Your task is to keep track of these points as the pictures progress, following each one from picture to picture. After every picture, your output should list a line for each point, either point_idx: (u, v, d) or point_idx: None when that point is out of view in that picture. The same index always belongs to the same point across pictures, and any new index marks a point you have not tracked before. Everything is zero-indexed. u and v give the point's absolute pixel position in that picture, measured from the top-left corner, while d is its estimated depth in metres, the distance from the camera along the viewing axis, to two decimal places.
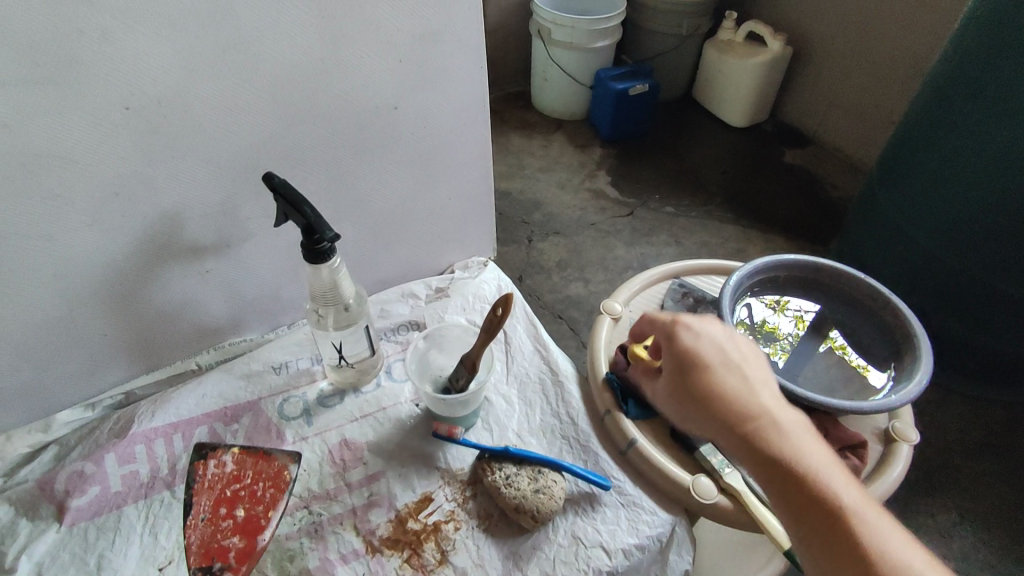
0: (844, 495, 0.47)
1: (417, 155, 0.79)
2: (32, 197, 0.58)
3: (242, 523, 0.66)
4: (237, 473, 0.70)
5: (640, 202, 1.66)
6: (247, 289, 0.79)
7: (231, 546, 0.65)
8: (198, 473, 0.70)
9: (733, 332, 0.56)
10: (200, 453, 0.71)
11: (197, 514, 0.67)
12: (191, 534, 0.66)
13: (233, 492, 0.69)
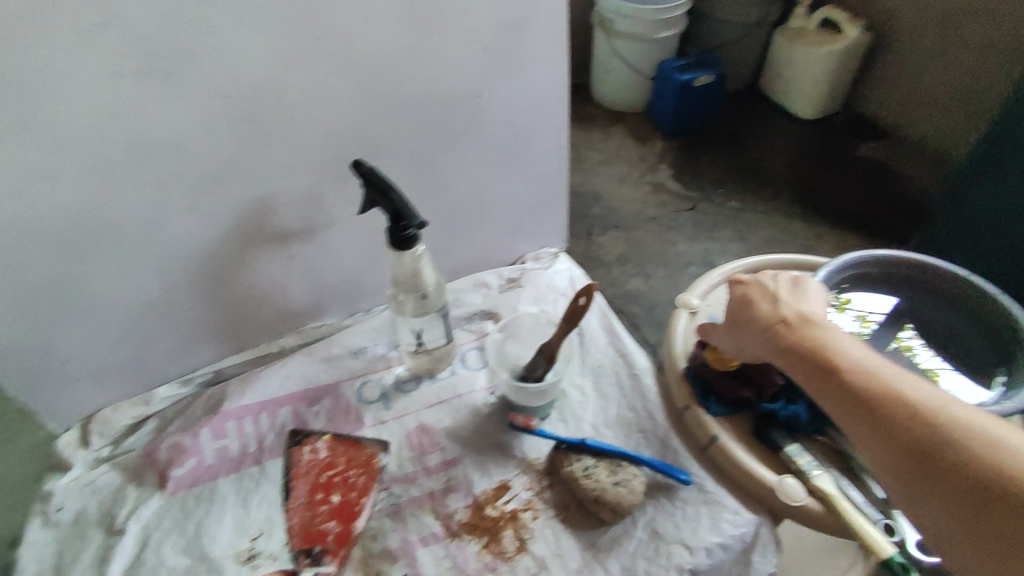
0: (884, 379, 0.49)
1: (496, 145, 0.79)
2: (140, 183, 0.61)
3: (338, 508, 0.69)
4: (330, 460, 0.73)
5: (702, 196, 1.61)
6: (328, 274, 0.81)
7: (329, 530, 0.68)
8: (294, 459, 0.73)
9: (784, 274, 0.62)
10: (295, 439, 0.74)
11: (296, 499, 0.70)
12: (293, 517, 0.69)
13: (328, 478, 0.71)
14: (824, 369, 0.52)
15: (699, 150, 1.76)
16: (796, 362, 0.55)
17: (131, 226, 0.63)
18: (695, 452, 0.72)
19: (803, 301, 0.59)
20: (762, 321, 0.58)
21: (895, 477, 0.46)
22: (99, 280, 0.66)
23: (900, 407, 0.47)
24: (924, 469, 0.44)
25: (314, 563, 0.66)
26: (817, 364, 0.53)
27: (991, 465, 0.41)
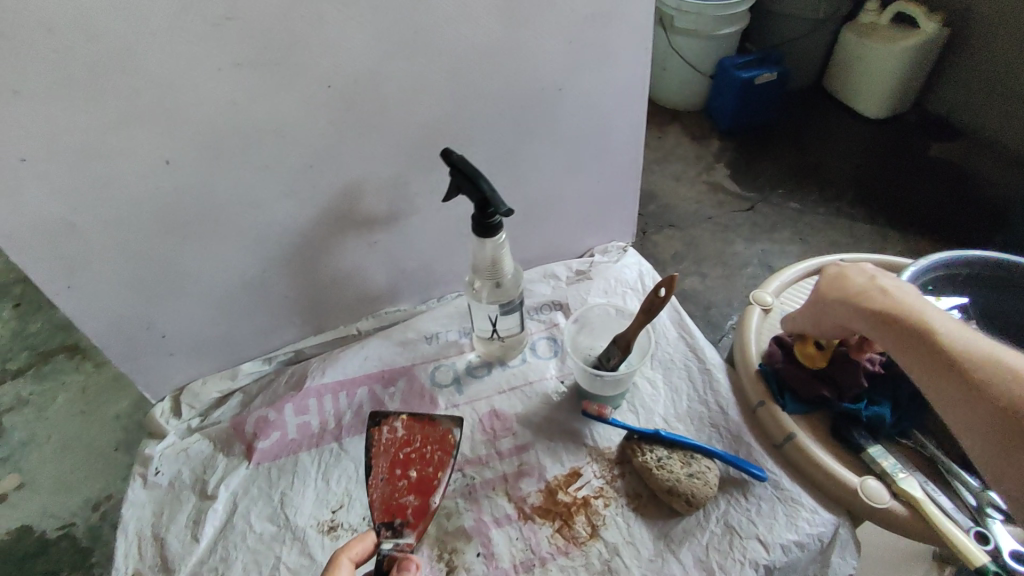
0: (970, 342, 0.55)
1: (574, 137, 0.80)
2: (244, 168, 0.65)
3: (416, 483, 0.65)
4: (408, 437, 0.69)
5: (761, 197, 1.57)
6: (407, 259, 0.83)
7: (409, 504, 0.64)
8: (373, 438, 0.68)
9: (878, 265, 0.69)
10: (373, 418, 0.70)
11: (375, 473, 0.66)
12: (373, 492, 0.65)
13: (406, 455, 0.67)
14: (907, 331, 0.58)
15: (758, 149, 1.72)
16: (884, 327, 0.61)
17: (233, 208, 0.67)
18: (769, 449, 0.71)
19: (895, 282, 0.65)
20: (854, 295, 0.65)
21: (981, 427, 0.52)
22: (199, 259, 0.70)
23: (983, 365, 0.53)
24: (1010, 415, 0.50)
25: (394, 535, 0.61)
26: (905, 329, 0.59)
27: None
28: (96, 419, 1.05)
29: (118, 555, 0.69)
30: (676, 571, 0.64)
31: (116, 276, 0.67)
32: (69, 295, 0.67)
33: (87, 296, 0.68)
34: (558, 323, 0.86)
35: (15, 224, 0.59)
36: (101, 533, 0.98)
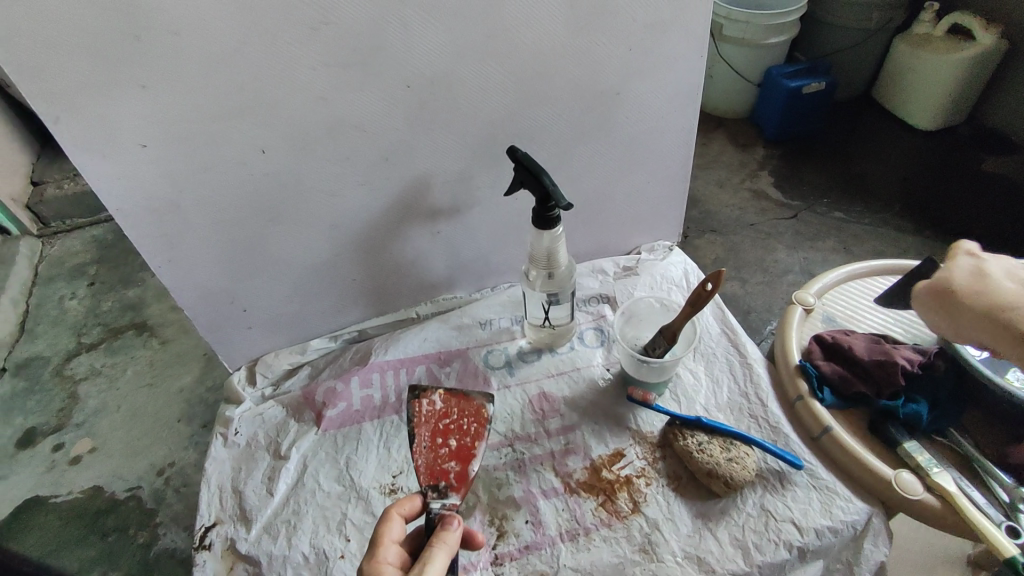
0: None
1: (627, 139, 0.85)
2: (329, 159, 0.72)
3: (457, 450, 0.67)
4: (447, 409, 0.70)
5: (804, 205, 1.59)
6: (467, 250, 0.89)
7: (451, 470, 0.65)
8: (414, 410, 0.69)
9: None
10: (412, 391, 0.71)
11: (418, 442, 0.67)
12: (416, 459, 0.66)
13: (446, 425, 0.69)
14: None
15: (802, 158, 1.73)
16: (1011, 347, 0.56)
17: (316, 194, 0.74)
18: (807, 441, 0.74)
19: None
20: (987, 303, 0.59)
21: None
22: (283, 241, 0.78)
23: None
24: None
25: (440, 497, 0.63)
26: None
27: None
28: (159, 391, 1.29)
29: (202, 504, 0.76)
30: (713, 547, 0.68)
31: (209, 252, 0.75)
32: (169, 268, 0.74)
33: (183, 269, 0.75)
34: (605, 315, 0.91)
35: (131, 201, 0.67)
36: (163, 496, 1.12)
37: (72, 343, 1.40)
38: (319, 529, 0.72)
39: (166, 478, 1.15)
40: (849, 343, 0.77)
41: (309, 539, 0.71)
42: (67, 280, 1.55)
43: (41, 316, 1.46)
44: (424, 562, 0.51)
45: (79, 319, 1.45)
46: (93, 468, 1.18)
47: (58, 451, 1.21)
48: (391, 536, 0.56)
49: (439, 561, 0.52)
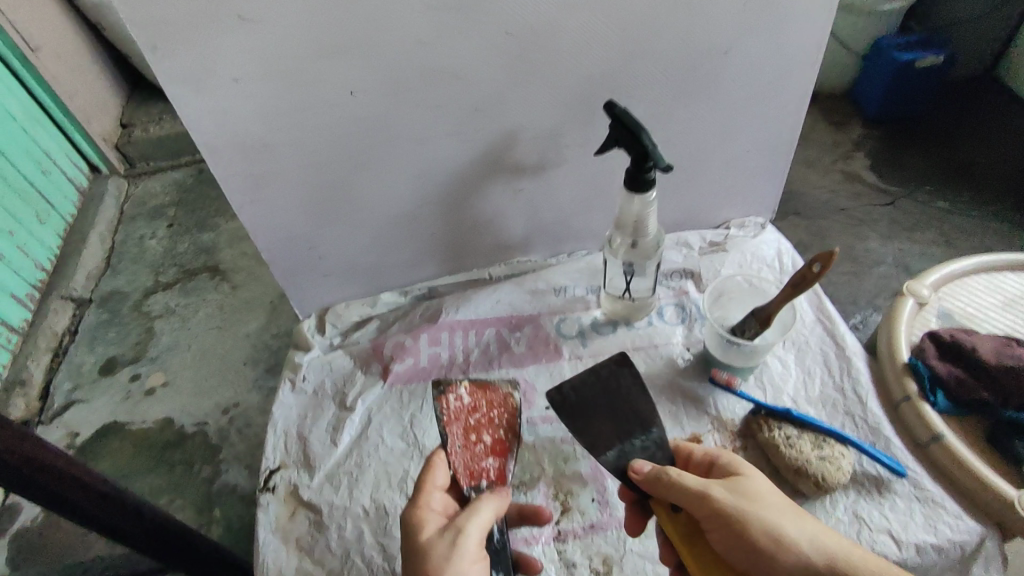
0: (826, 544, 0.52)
1: (735, 103, 0.77)
2: (419, 106, 0.68)
3: (492, 445, 0.65)
4: (474, 405, 0.67)
5: (906, 190, 1.40)
6: (547, 211, 0.85)
7: (489, 467, 0.63)
8: (443, 406, 0.66)
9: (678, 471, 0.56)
10: (437, 387, 0.66)
11: (452, 442, 0.63)
12: (452, 460, 0.62)
13: (475, 421, 0.66)
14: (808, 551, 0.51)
15: (907, 139, 1.51)
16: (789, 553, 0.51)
17: (402, 142, 0.71)
18: (910, 446, 0.69)
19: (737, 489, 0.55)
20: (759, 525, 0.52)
21: None
22: (364, 190, 0.75)
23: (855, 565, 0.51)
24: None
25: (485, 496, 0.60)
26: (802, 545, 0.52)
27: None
28: (227, 333, 1.32)
29: (268, 446, 0.76)
30: None
31: (291, 196, 0.74)
32: (251, 208, 0.74)
33: (265, 211, 0.74)
34: (688, 291, 0.85)
35: (221, 137, 0.65)
36: (227, 436, 1.16)
37: (150, 281, 1.43)
38: (382, 483, 0.72)
39: (230, 418, 1.18)
40: (972, 344, 0.70)
41: (371, 492, 0.71)
42: (146, 220, 1.57)
43: (123, 253, 1.50)
44: (471, 511, 0.53)
45: (156, 258, 1.48)
46: (165, 401, 1.21)
47: (134, 382, 1.25)
48: (436, 483, 0.57)
49: (487, 512, 0.53)
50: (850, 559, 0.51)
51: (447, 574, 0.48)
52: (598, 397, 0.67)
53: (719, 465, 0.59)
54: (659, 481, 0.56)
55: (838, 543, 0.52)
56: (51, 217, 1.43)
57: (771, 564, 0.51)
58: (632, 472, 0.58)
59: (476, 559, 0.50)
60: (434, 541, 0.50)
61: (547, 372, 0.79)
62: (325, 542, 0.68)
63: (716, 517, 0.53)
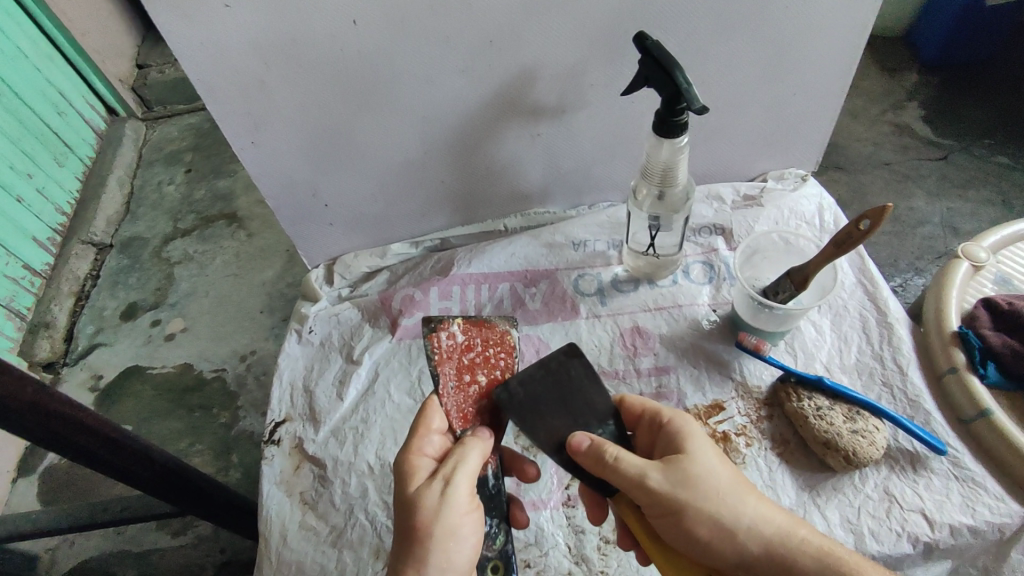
0: (772, 527, 0.48)
1: (780, 39, 0.69)
2: (427, 39, 0.62)
3: (488, 388, 0.58)
4: (468, 343, 0.60)
5: (960, 144, 1.28)
6: (566, 159, 0.79)
7: (486, 410, 0.57)
8: (433, 346, 0.60)
9: (616, 449, 0.49)
10: (428, 325, 0.61)
11: (444, 382, 0.58)
12: (445, 403, 0.56)
13: (470, 360, 0.59)
14: (751, 538, 0.47)
15: (965, 86, 1.37)
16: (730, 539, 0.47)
17: (408, 80, 0.65)
18: (953, 422, 0.64)
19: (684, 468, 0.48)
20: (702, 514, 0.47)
21: None
22: (369, 132, 0.70)
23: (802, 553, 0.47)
24: None
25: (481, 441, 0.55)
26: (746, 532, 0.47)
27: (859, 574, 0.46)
28: (243, 281, 1.30)
29: (273, 399, 0.74)
30: (820, 526, 0.60)
31: (294, 137, 0.69)
32: (252, 151, 0.69)
33: (266, 154, 0.70)
34: (717, 249, 0.80)
35: (214, 71, 0.60)
36: (244, 382, 1.16)
37: (169, 227, 1.41)
38: (387, 440, 0.70)
39: (248, 365, 1.18)
40: None
41: (375, 449, 0.69)
42: (164, 165, 1.53)
43: (143, 198, 1.47)
44: (458, 458, 0.49)
45: (174, 204, 1.45)
46: (184, 346, 1.21)
47: (155, 327, 1.25)
48: (432, 426, 0.53)
49: (474, 458, 0.50)
50: (792, 549, 0.47)
51: (439, 529, 0.46)
52: (546, 395, 0.55)
53: (667, 435, 0.52)
54: (597, 463, 0.49)
55: (783, 529, 0.48)
56: (70, 160, 1.38)
57: (705, 552, 0.48)
58: (571, 449, 0.51)
59: (469, 509, 0.48)
60: (423, 492, 0.47)
61: (562, 331, 0.75)
62: (328, 497, 0.67)
63: (656, 503, 0.48)
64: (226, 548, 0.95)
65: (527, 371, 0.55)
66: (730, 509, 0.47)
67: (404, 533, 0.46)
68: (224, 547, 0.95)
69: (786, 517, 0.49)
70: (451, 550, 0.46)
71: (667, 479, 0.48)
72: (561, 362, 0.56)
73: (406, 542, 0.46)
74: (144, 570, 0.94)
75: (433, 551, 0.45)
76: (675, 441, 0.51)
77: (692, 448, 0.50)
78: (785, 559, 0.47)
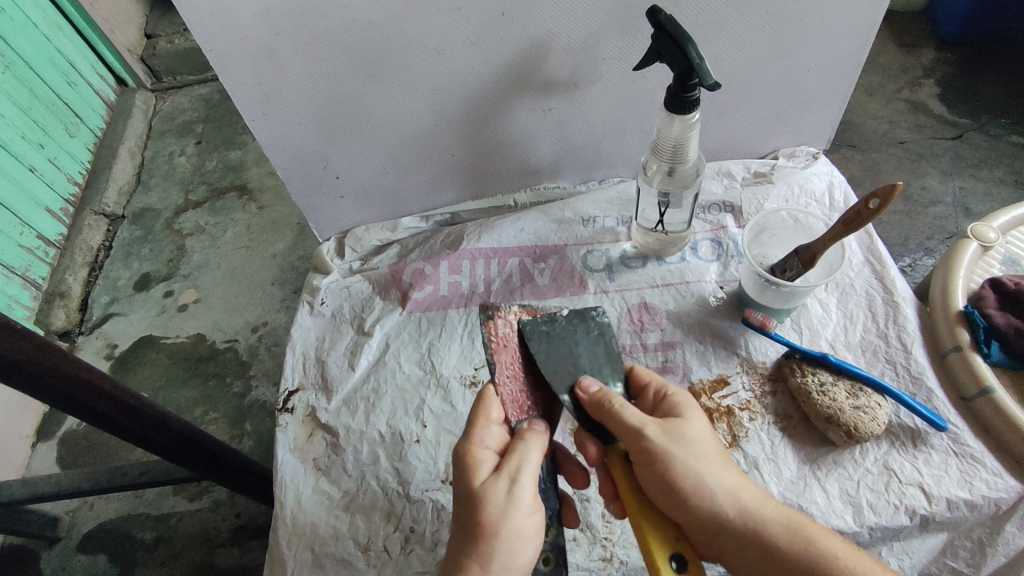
0: (747, 501, 0.50)
1: (797, 12, 0.68)
2: (437, 9, 0.62)
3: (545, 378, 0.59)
4: (526, 334, 0.60)
5: (976, 122, 1.26)
6: (576, 133, 0.79)
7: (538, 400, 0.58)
8: (490, 333, 0.59)
9: (620, 400, 0.51)
10: (487, 312, 0.60)
11: (500, 371, 0.57)
12: (501, 391, 0.56)
13: (528, 351, 0.59)
14: (727, 507, 0.49)
15: (986, 62, 1.34)
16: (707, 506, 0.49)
17: (418, 52, 0.65)
18: (955, 399, 0.65)
19: (678, 430, 0.50)
20: (688, 477, 0.49)
21: (760, 562, 0.49)
22: (380, 104, 0.70)
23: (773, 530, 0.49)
24: (783, 563, 0.48)
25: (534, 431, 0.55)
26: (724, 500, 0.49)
27: (828, 551, 0.48)
28: (255, 254, 1.31)
29: (286, 367, 0.76)
30: (819, 498, 0.61)
31: (305, 109, 0.69)
32: (263, 122, 0.70)
33: (277, 126, 0.70)
34: (726, 226, 0.80)
35: (226, 41, 0.61)
36: (257, 352, 1.18)
37: (180, 199, 1.42)
38: (398, 410, 0.71)
39: (260, 336, 1.20)
40: None
41: (387, 418, 0.71)
42: (175, 136, 1.53)
43: (154, 170, 1.48)
44: (522, 456, 0.50)
45: (186, 175, 1.46)
46: (197, 317, 1.23)
47: (168, 297, 1.27)
48: (492, 417, 0.53)
49: (535, 455, 0.50)
50: (761, 517, 0.49)
51: (505, 528, 0.46)
52: (556, 345, 0.58)
53: (666, 403, 0.54)
54: (600, 406, 0.51)
55: (756, 500, 0.50)
56: (81, 130, 1.39)
57: (682, 507, 0.49)
58: (578, 390, 0.54)
59: (532, 510, 0.48)
60: (490, 489, 0.47)
61: (570, 306, 0.76)
62: (340, 463, 0.69)
63: (647, 453, 0.49)
64: (241, 513, 0.98)
65: (557, 314, 0.59)
66: (714, 475, 0.50)
67: (468, 527, 0.47)
68: (239, 512, 0.98)
69: (758, 492, 0.51)
70: (514, 551, 0.46)
71: (662, 435, 0.50)
72: (585, 315, 0.60)
73: (470, 535, 0.46)
74: (162, 532, 0.97)
75: (497, 550, 0.46)
76: (673, 406, 0.53)
77: (687, 414, 0.52)
78: (755, 524, 0.49)
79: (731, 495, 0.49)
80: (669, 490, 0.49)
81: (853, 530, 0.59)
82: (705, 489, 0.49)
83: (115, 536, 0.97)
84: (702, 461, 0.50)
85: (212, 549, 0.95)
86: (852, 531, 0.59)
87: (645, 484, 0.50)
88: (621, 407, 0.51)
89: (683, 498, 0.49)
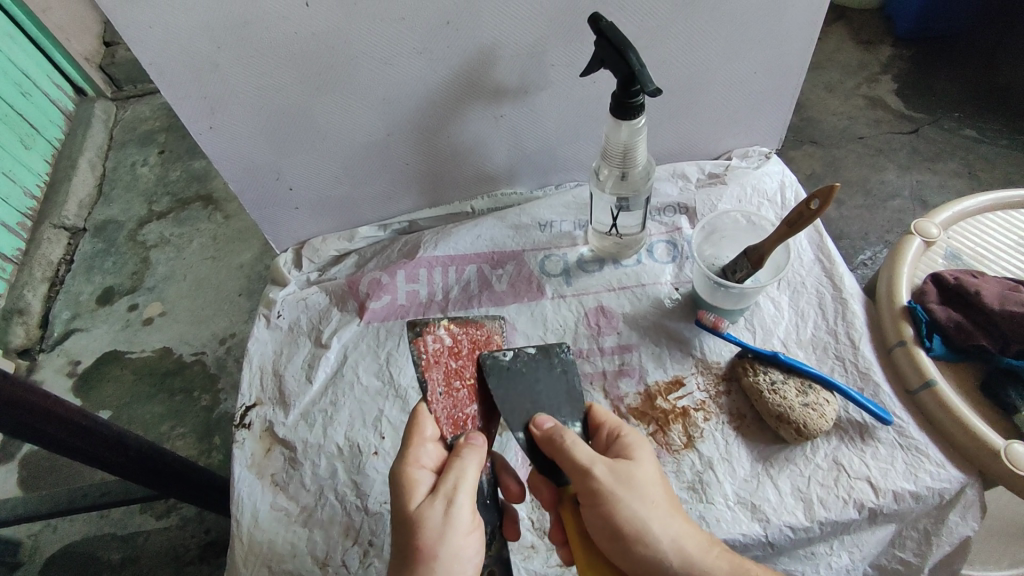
0: (689, 548, 0.50)
1: (741, 16, 0.69)
2: (380, 19, 0.61)
3: (479, 390, 0.59)
4: (456, 347, 0.60)
5: (931, 117, 1.29)
6: (530, 138, 0.79)
7: (475, 414, 0.58)
8: (419, 350, 0.60)
9: (574, 440, 0.51)
10: (414, 330, 0.61)
11: (432, 389, 0.58)
12: (434, 409, 0.57)
13: (459, 364, 0.60)
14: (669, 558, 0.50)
15: (940, 58, 1.36)
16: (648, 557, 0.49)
17: (366, 62, 0.65)
18: (901, 393, 0.66)
19: (628, 475, 0.50)
20: (631, 527, 0.49)
21: None
22: (330, 115, 0.70)
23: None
24: None
25: None
26: (666, 550, 0.50)
27: None
28: (220, 264, 1.29)
29: (243, 383, 0.75)
30: (771, 495, 0.62)
31: (251, 120, 0.68)
32: (211, 135, 0.69)
33: (225, 138, 0.69)
34: (681, 228, 0.81)
35: (166, 55, 0.60)
36: (224, 364, 1.16)
37: (143, 210, 1.39)
38: (355, 423, 0.71)
39: (227, 348, 1.18)
40: (975, 287, 0.66)
41: (344, 431, 0.70)
42: (138, 146, 1.50)
43: (115, 180, 1.44)
44: (459, 473, 0.50)
45: (149, 186, 1.43)
46: (162, 330, 1.21)
47: (132, 311, 1.24)
48: (426, 435, 0.54)
49: (473, 472, 0.51)
50: (701, 562, 0.50)
51: (443, 550, 0.46)
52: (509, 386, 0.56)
53: (618, 441, 0.54)
54: (554, 443, 0.52)
55: (698, 545, 0.51)
56: (38, 142, 1.35)
57: (624, 551, 0.49)
58: (533, 426, 0.54)
59: (470, 529, 0.49)
60: (425, 512, 0.48)
61: (528, 311, 0.76)
62: (298, 479, 0.68)
63: (596, 497, 0.50)
64: (210, 529, 0.96)
65: (522, 348, 0.58)
66: (659, 523, 0.50)
67: (406, 551, 0.47)
68: (208, 528, 0.96)
69: (703, 536, 0.52)
70: (454, 572, 0.47)
71: (609, 481, 0.50)
72: (550, 350, 0.59)
73: (406, 560, 0.46)
74: (129, 552, 0.95)
75: (436, 572, 0.46)
76: (625, 446, 0.53)
77: (638, 455, 0.53)
78: (696, 571, 0.50)
79: (675, 543, 0.50)
80: (609, 534, 0.50)
81: (805, 526, 0.60)
82: (648, 538, 0.49)
83: (80, 558, 0.95)
84: (649, 508, 0.50)
85: (180, 566, 0.94)
86: (804, 527, 0.60)
87: (590, 526, 0.51)
88: (572, 448, 0.51)
89: (625, 549, 0.49)
